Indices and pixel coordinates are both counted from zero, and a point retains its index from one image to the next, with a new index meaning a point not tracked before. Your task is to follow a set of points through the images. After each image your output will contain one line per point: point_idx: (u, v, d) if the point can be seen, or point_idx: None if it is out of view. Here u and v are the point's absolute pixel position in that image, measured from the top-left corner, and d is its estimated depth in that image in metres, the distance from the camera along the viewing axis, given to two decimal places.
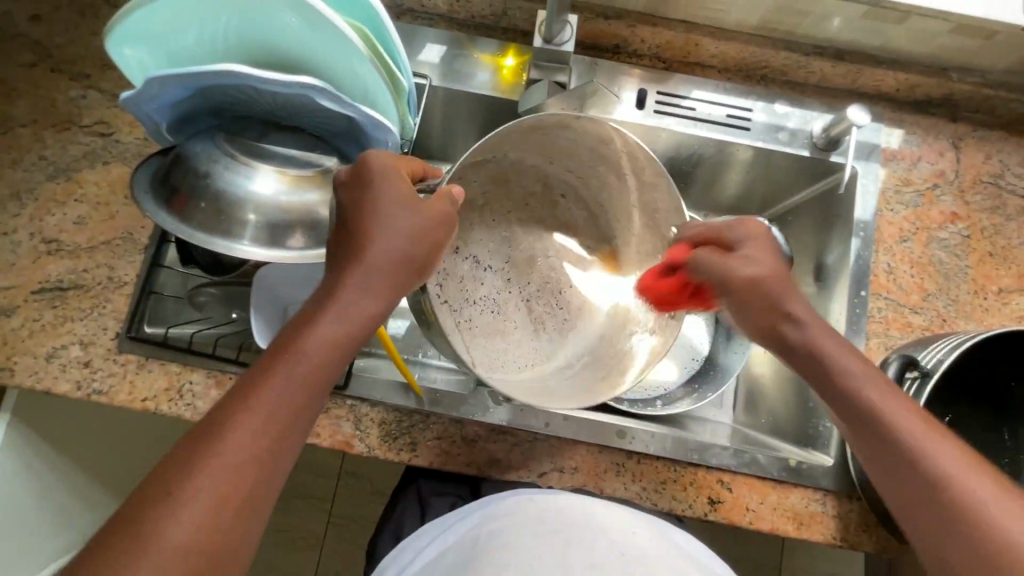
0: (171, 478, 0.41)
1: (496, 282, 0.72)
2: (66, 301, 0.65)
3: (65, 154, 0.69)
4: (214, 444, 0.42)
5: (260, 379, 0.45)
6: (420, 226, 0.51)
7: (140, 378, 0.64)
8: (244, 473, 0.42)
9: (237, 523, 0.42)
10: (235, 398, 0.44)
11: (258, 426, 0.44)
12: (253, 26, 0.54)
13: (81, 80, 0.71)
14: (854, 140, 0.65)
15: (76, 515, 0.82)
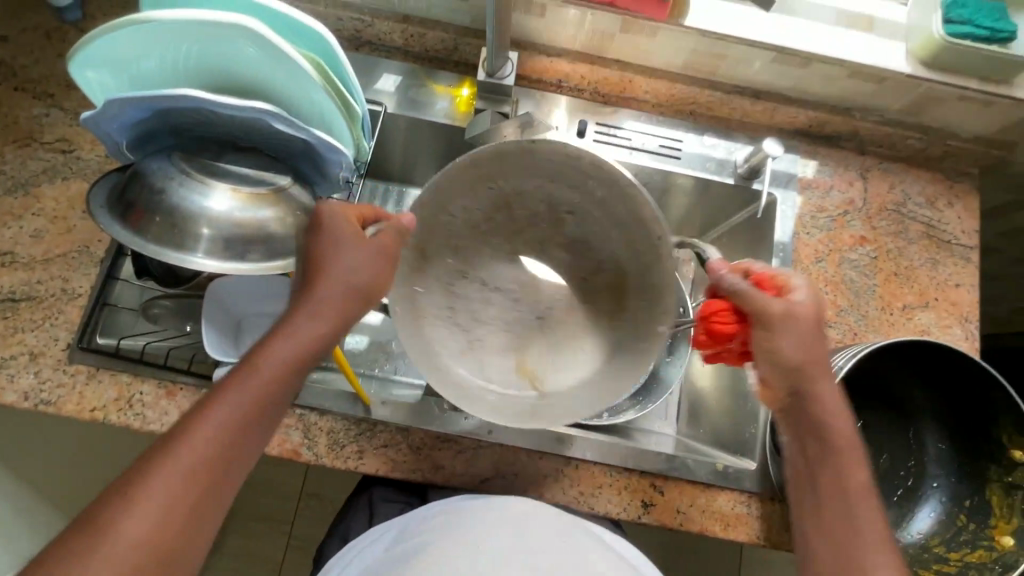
0: (125, 488, 0.43)
1: (506, 302, 0.74)
2: (17, 313, 0.66)
3: (25, 169, 0.71)
4: (170, 456, 0.44)
5: (216, 393, 0.48)
6: (373, 260, 0.54)
7: (89, 388, 0.65)
8: (198, 484, 0.45)
9: (188, 531, 0.44)
10: (192, 414, 0.47)
11: (210, 446, 0.46)
12: (211, 55, 0.58)
13: (44, 99, 0.73)
14: (769, 170, 0.71)
15: (20, 532, 0.81)
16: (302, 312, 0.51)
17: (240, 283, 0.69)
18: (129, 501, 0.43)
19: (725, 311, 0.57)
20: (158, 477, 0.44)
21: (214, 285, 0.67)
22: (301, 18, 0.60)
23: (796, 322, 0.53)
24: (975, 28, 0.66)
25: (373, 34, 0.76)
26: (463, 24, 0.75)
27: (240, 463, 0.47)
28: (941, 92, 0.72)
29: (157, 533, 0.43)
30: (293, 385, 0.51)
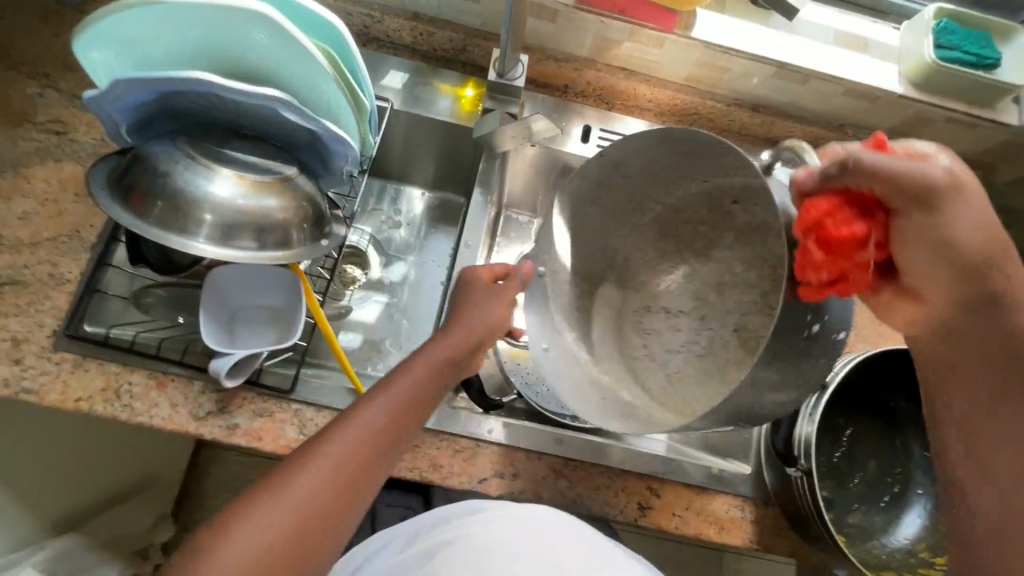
0: (277, 478, 0.46)
1: (691, 323, 0.66)
2: (1, 297, 0.64)
3: (15, 148, 0.68)
4: (318, 454, 0.48)
5: (362, 403, 0.51)
6: (500, 305, 0.61)
7: (75, 377, 0.63)
8: (338, 486, 0.47)
9: (322, 531, 0.46)
10: (339, 420, 0.50)
11: (353, 451, 0.48)
12: (222, 41, 0.57)
13: (38, 79, 0.71)
14: None
15: None
16: (439, 343, 0.57)
17: (241, 275, 0.67)
18: (275, 492, 0.46)
19: (839, 208, 0.44)
20: (303, 475, 0.46)
21: (211, 274, 0.65)
22: (315, 9, 0.59)
23: (963, 197, 0.47)
24: (963, 53, 0.69)
25: (382, 30, 0.76)
26: (473, 26, 0.76)
27: (371, 479, 0.49)
28: (930, 114, 0.75)
29: (295, 530, 0.45)
30: (426, 407, 0.54)
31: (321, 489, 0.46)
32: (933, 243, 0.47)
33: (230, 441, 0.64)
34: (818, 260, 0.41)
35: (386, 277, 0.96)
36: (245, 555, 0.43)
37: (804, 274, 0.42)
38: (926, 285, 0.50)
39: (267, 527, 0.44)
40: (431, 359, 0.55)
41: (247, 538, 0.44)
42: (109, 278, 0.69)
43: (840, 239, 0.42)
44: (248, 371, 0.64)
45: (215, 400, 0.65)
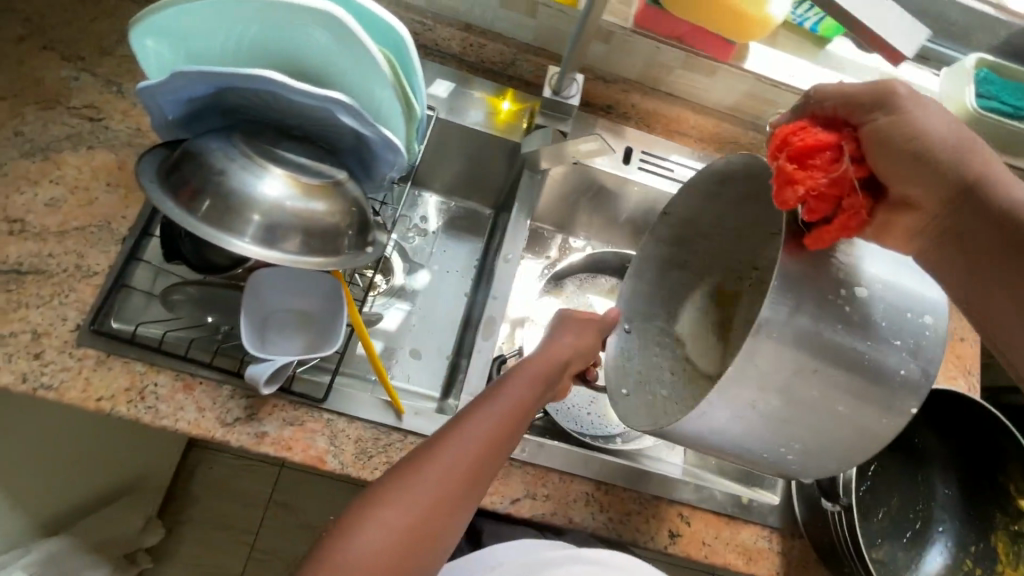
0: (401, 473, 0.49)
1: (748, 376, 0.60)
2: (24, 286, 0.61)
3: (45, 132, 0.66)
4: (439, 453, 0.50)
5: (473, 409, 0.54)
6: (585, 334, 0.66)
7: (97, 375, 0.60)
8: (456, 485, 0.50)
9: (441, 527, 0.48)
10: (454, 423, 0.53)
11: (470, 453, 0.51)
12: (281, 38, 0.56)
13: (73, 61, 0.69)
14: None
15: None
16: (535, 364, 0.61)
17: (285, 279, 0.65)
18: (402, 486, 0.48)
19: (806, 131, 0.45)
20: (430, 472, 0.49)
21: (255, 274, 0.64)
22: (376, 10, 0.58)
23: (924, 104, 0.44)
24: (1000, 104, 0.71)
25: (431, 38, 0.76)
26: (524, 41, 0.76)
27: (481, 482, 0.51)
28: None
29: (418, 524, 0.47)
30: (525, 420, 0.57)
31: (444, 485, 0.49)
32: (904, 147, 0.42)
33: (258, 450, 0.61)
34: (793, 181, 0.44)
35: (409, 285, 0.94)
36: (375, 545, 0.45)
37: (783, 197, 0.44)
38: (914, 193, 0.43)
39: (398, 517, 0.47)
40: (530, 376, 0.59)
41: (376, 529, 0.46)
42: (138, 272, 0.66)
43: (810, 150, 0.44)
44: (282, 379, 0.62)
45: (244, 406, 0.62)
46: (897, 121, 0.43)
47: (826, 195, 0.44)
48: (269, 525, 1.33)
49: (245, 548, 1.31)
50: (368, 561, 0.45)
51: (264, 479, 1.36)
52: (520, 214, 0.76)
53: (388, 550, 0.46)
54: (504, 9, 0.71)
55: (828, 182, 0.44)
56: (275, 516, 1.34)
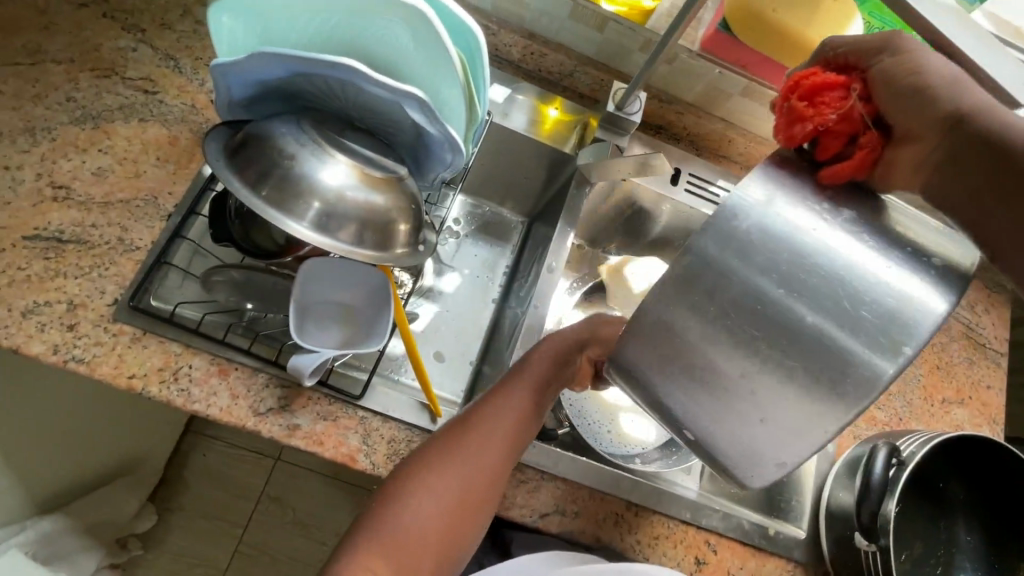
0: (445, 450, 0.52)
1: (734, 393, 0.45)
2: (63, 255, 0.59)
3: (98, 100, 0.65)
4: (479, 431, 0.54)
5: (506, 385, 0.57)
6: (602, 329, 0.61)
7: (132, 353, 0.58)
8: (497, 460, 0.53)
9: (486, 498, 0.53)
10: (490, 400, 0.56)
11: (507, 430, 0.55)
12: (358, 28, 0.55)
13: (133, 33, 0.69)
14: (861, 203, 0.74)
15: None
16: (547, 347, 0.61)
17: (333, 271, 0.64)
18: (448, 462, 0.52)
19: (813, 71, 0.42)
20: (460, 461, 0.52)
21: (304, 264, 0.62)
22: (456, 11, 0.57)
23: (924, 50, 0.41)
24: None
25: (493, 42, 0.76)
26: (586, 54, 0.76)
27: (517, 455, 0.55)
28: None
29: (466, 495, 0.51)
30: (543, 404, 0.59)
31: (486, 461, 0.53)
32: (911, 83, 0.40)
33: (289, 442, 0.60)
34: (794, 114, 0.40)
35: (438, 287, 0.84)
36: (430, 514, 0.50)
37: (791, 134, 0.41)
38: (914, 125, 0.40)
39: (448, 490, 0.51)
40: (550, 357, 0.59)
41: (430, 500, 0.50)
42: (180, 251, 0.64)
43: (819, 87, 0.40)
44: (323, 371, 0.61)
45: (278, 397, 0.61)
46: (901, 61, 0.40)
47: (834, 133, 0.40)
48: (259, 519, 1.30)
49: (232, 541, 1.27)
50: (425, 530, 0.49)
51: (259, 471, 1.33)
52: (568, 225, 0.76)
53: (443, 518, 0.50)
54: (573, 20, 0.71)
55: (836, 118, 0.40)
56: (265, 510, 1.31)
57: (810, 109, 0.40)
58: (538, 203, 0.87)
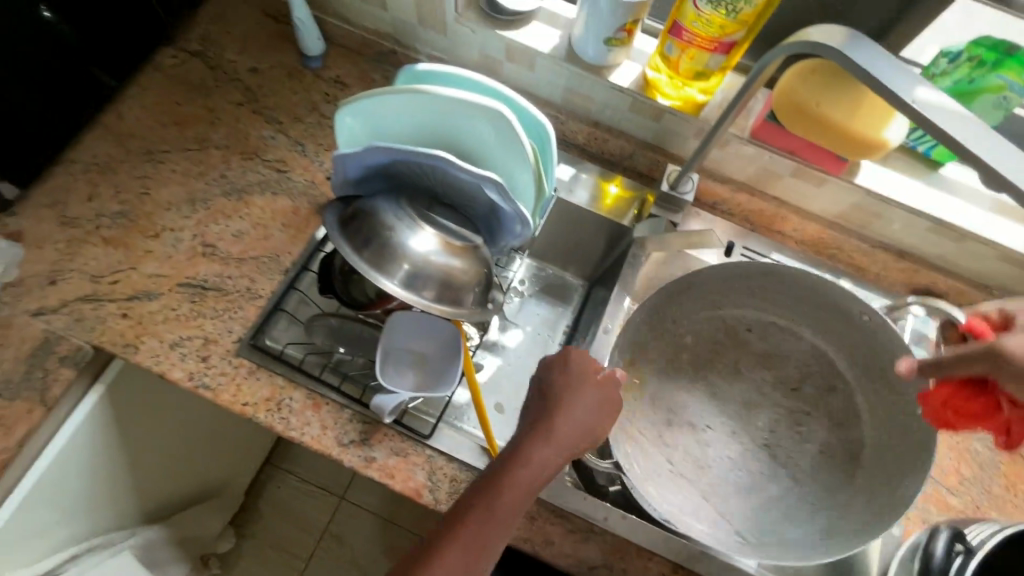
0: (434, 542, 0.53)
1: (720, 444, 0.76)
2: (205, 299, 0.73)
3: (243, 177, 0.81)
4: (465, 521, 0.54)
5: (500, 470, 0.57)
6: (602, 411, 0.61)
7: (247, 383, 0.70)
8: (480, 547, 0.53)
9: None
10: (481, 488, 0.56)
11: (493, 517, 0.54)
12: (451, 124, 0.66)
13: (274, 124, 0.85)
14: (942, 219, 0.74)
15: (97, 496, 0.84)
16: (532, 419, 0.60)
17: (414, 323, 0.74)
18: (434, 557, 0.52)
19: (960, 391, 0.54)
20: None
21: (392, 316, 0.73)
22: (532, 109, 0.68)
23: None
24: None
25: (561, 129, 0.87)
26: (645, 140, 0.84)
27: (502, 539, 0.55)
28: None
29: None
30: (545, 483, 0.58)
31: (471, 550, 0.53)
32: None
33: (365, 472, 0.68)
34: (950, 418, 0.57)
35: (502, 341, 0.91)
36: None
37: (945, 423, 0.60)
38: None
39: None
40: (547, 438, 0.58)
41: None
42: (292, 299, 0.77)
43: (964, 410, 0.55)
44: (400, 411, 0.70)
45: (359, 430, 0.69)
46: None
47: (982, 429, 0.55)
48: (320, 556, 1.37)
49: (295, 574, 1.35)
50: None
51: (324, 508, 1.41)
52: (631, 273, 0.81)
53: None
54: (634, 113, 0.80)
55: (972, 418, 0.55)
56: (327, 546, 1.38)
57: (962, 421, 0.55)
58: (598, 266, 0.94)
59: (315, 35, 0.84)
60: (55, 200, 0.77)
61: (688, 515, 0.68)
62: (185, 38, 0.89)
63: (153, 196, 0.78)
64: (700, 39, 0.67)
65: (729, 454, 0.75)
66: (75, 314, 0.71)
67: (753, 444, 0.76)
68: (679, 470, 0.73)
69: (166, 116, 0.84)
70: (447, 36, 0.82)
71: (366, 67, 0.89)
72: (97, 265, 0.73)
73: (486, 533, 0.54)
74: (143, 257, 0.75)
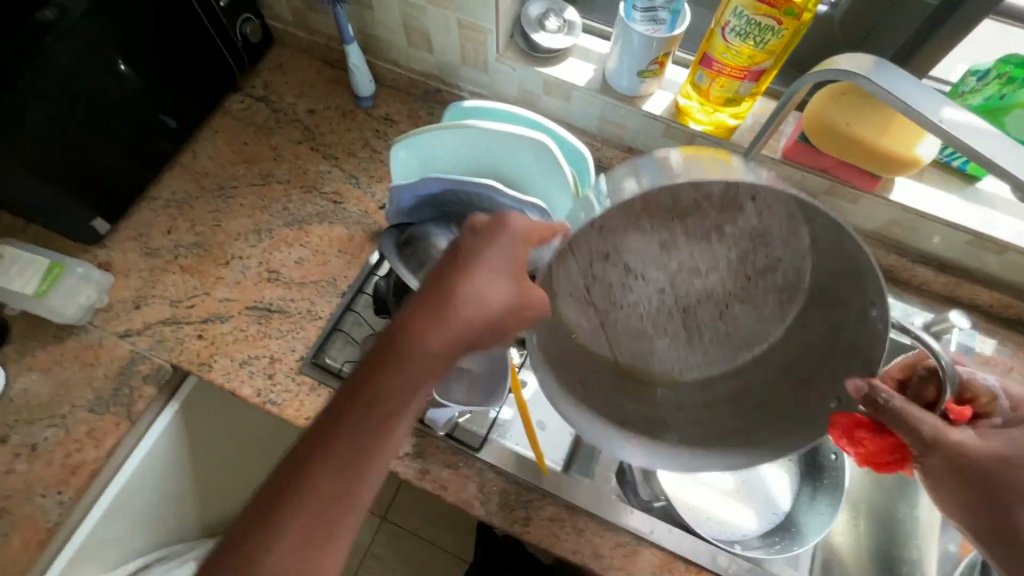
0: (290, 476, 0.41)
1: (649, 291, 0.59)
2: (270, 321, 0.79)
3: (303, 209, 0.88)
4: (326, 442, 0.42)
5: (370, 374, 0.43)
6: (511, 289, 0.47)
7: (309, 399, 0.75)
8: (347, 470, 0.41)
9: (339, 512, 0.41)
10: (346, 399, 0.43)
11: (362, 430, 0.42)
12: (497, 155, 0.72)
13: (330, 159, 0.92)
14: (982, 232, 0.74)
15: (164, 509, 0.90)
16: (431, 313, 0.45)
17: None
18: (290, 492, 0.41)
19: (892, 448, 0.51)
20: (350, 519, 0.41)
21: None
22: (572, 140, 0.73)
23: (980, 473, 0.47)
24: None
25: (596, 155, 0.91)
26: None
27: (381, 452, 0.42)
28: None
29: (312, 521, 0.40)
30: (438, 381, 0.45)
31: (336, 476, 0.41)
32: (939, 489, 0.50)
33: (420, 483, 0.72)
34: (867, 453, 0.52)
35: None
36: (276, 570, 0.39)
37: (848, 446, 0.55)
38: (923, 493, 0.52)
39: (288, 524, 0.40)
40: (435, 327, 0.45)
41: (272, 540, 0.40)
42: (348, 319, 0.81)
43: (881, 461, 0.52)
44: (451, 423, 0.73)
45: (413, 444, 0.73)
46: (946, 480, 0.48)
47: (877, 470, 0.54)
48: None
49: None
50: None
51: (366, 528, 1.45)
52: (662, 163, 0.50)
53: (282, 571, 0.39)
54: (667, 138, 0.84)
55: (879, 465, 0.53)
56: (370, 566, 1.41)
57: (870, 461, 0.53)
58: None
59: (367, 78, 0.92)
60: (138, 232, 0.85)
61: (583, 340, 0.62)
62: (251, 85, 0.98)
63: (223, 228, 0.86)
64: (729, 68, 0.71)
65: (642, 311, 0.60)
66: (156, 336, 0.78)
67: (678, 299, 0.59)
68: (592, 300, 0.59)
69: (234, 154, 0.92)
70: (488, 73, 0.88)
71: (413, 105, 0.96)
72: (175, 292, 0.81)
73: (355, 451, 0.42)
74: (216, 283, 0.82)
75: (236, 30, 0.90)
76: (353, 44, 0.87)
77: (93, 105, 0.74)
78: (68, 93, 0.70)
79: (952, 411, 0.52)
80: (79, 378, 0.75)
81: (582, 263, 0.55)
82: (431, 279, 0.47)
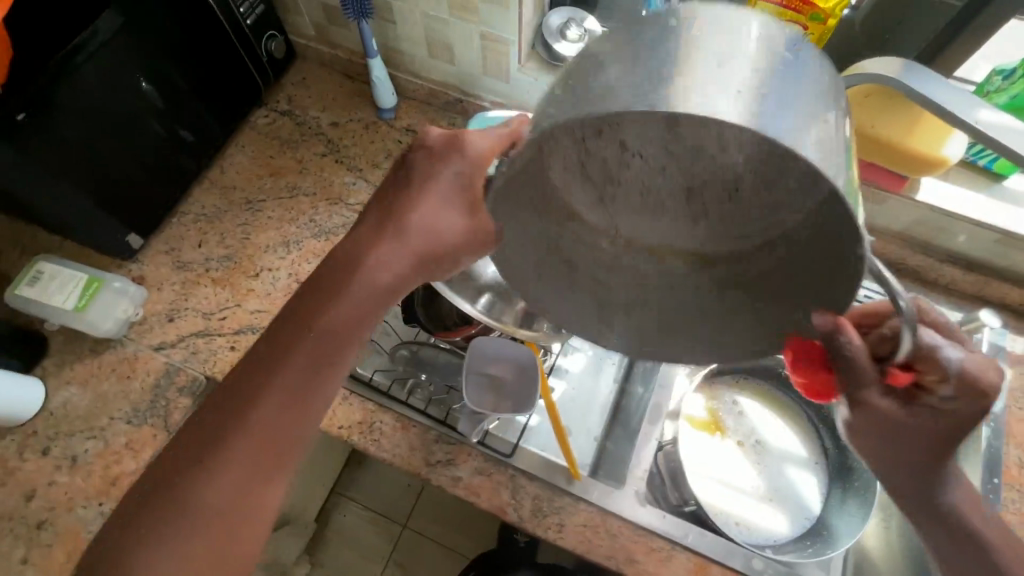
0: (254, 378, 0.51)
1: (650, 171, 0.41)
2: None
3: (330, 220, 0.90)
4: (283, 353, 0.51)
5: (323, 297, 0.53)
6: (452, 215, 0.51)
7: (342, 408, 0.76)
8: (301, 378, 0.51)
9: (300, 415, 0.51)
10: (302, 316, 0.53)
11: (311, 343, 0.52)
12: None
13: (355, 171, 0.94)
14: (1012, 230, 0.74)
15: None
16: (377, 241, 0.53)
17: (497, 345, 0.75)
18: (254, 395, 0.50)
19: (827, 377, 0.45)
20: (312, 416, 0.52)
21: (473, 341, 0.75)
22: None
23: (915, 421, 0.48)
24: None
25: None
26: None
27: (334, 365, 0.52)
28: None
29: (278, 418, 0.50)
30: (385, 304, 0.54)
31: (291, 380, 0.51)
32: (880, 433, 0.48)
33: (452, 490, 0.73)
34: (800, 387, 0.48)
35: (564, 364, 0.88)
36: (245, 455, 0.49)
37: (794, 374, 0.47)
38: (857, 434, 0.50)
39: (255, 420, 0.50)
40: (378, 259, 0.53)
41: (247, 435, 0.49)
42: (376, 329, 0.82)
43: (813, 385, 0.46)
44: (483, 430, 0.74)
45: (445, 451, 0.74)
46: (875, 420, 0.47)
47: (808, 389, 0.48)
48: None
49: None
50: (218, 500, 0.48)
51: (388, 537, 1.45)
52: (726, 53, 0.30)
53: (252, 459, 0.49)
54: None
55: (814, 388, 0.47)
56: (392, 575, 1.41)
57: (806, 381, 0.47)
58: None
59: (389, 91, 0.94)
60: (170, 246, 0.87)
61: (580, 213, 0.46)
62: (275, 100, 1.00)
63: (252, 240, 0.88)
64: None
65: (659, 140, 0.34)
66: (190, 347, 0.79)
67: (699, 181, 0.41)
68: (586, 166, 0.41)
69: (261, 168, 0.94)
70: (509, 83, 0.89)
71: (434, 116, 0.98)
72: (207, 304, 0.82)
73: (305, 361, 0.51)
74: (246, 295, 0.83)
75: (262, 46, 0.92)
76: (377, 57, 0.89)
77: (127, 123, 0.76)
78: (102, 111, 0.72)
79: (889, 372, 0.45)
80: (117, 390, 0.77)
81: (566, 139, 0.36)
82: (382, 202, 0.55)
